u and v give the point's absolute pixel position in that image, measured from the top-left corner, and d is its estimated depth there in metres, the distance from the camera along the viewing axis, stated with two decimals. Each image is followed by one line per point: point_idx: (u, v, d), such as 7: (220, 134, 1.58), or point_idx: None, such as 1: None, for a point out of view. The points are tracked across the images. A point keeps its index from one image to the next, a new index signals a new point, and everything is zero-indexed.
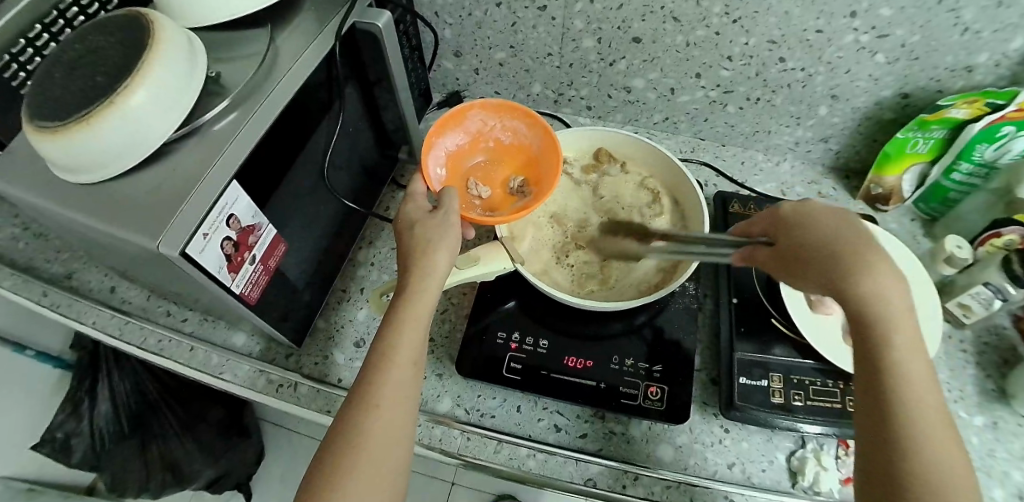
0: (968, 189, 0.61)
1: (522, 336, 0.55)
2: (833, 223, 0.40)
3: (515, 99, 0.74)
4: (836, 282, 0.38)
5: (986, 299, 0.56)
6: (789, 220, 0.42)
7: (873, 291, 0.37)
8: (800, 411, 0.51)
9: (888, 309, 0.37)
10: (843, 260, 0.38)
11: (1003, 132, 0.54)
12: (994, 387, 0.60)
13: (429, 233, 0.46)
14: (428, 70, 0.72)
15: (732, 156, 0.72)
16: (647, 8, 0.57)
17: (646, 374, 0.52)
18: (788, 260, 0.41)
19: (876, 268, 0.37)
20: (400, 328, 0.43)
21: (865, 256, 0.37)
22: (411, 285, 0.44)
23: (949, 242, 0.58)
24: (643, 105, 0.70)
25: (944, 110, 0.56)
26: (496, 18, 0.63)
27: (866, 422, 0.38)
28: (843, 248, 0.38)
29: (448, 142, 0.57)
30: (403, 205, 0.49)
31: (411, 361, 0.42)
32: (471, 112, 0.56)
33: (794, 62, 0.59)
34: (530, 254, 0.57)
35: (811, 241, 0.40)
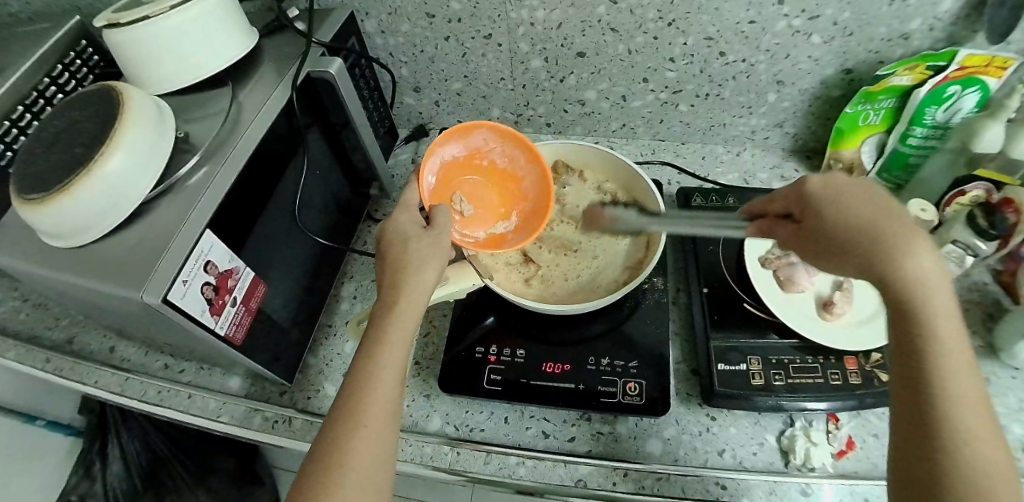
0: (926, 153, 0.63)
1: (500, 348, 0.56)
2: (856, 197, 0.39)
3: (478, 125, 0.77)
4: (873, 264, 0.36)
5: (957, 257, 0.58)
6: (812, 201, 0.41)
7: (909, 269, 0.35)
8: (781, 390, 0.52)
9: (921, 287, 0.35)
10: (876, 243, 0.37)
11: (950, 92, 0.56)
12: (981, 343, 0.61)
13: (418, 252, 0.46)
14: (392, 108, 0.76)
15: (692, 152, 0.74)
16: (585, 23, 0.60)
17: (624, 370, 0.53)
18: (817, 242, 0.40)
19: (914, 256, 0.36)
20: (383, 344, 0.43)
21: (898, 238, 0.36)
22: (395, 301, 0.45)
23: (914, 206, 0.59)
24: (598, 115, 0.72)
25: (888, 80, 0.58)
26: (447, 51, 0.66)
27: (903, 407, 0.35)
28: (881, 232, 0.37)
29: (447, 152, 0.57)
30: (387, 226, 0.49)
31: (396, 376, 0.42)
32: (477, 129, 0.57)
33: (734, 55, 0.61)
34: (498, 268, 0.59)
35: (834, 221, 0.39)
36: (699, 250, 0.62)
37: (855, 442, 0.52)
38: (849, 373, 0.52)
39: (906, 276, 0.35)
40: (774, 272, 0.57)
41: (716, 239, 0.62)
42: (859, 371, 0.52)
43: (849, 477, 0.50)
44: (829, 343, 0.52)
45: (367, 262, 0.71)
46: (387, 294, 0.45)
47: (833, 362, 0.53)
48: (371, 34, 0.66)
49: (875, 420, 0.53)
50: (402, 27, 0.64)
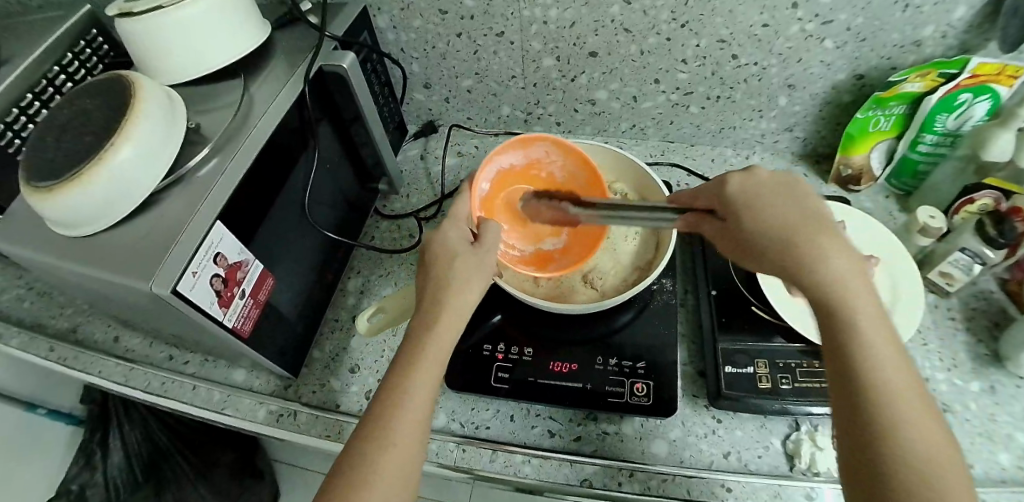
0: (936, 159, 0.64)
1: (508, 346, 0.56)
2: (771, 197, 0.40)
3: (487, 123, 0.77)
4: (792, 269, 0.38)
5: (965, 265, 0.58)
6: (731, 201, 0.42)
7: (826, 267, 0.36)
8: (788, 393, 0.52)
9: (841, 286, 0.36)
10: (792, 244, 0.38)
11: (961, 100, 0.56)
12: (987, 351, 0.61)
13: (462, 268, 0.46)
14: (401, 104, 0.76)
15: (702, 155, 0.74)
16: (599, 23, 0.60)
17: (631, 371, 0.53)
18: (740, 243, 0.41)
19: (828, 252, 0.37)
20: (421, 361, 0.41)
21: (813, 236, 0.38)
22: (435, 317, 0.44)
23: (922, 213, 0.60)
24: (609, 115, 0.72)
25: (899, 87, 0.57)
26: (459, 48, 0.66)
27: (839, 401, 0.35)
28: (792, 233, 0.38)
29: (505, 160, 0.59)
30: (440, 230, 0.49)
31: (428, 395, 0.41)
32: (539, 140, 0.58)
33: (746, 58, 0.61)
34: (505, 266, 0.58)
35: (756, 224, 0.40)
36: (707, 253, 0.62)
37: None
38: None
39: (825, 278, 0.36)
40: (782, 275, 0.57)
41: None
42: None
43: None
44: None
45: (374, 256, 0.71)
46: (428, 309, 0.44)
47: None
48: (384, 28, 0.66)
49: None
50: (415, 22, 0.64)
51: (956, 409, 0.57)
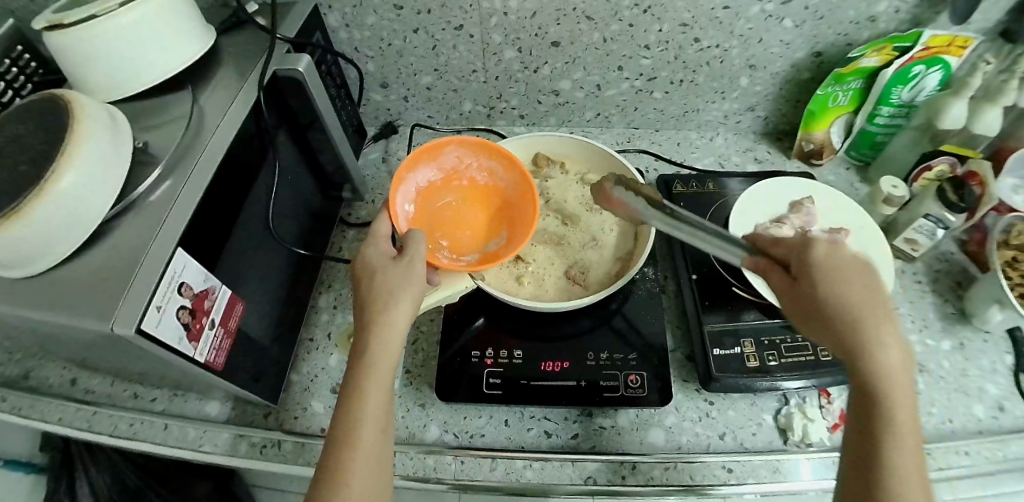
0: (892, 130, 0.66)
1: (496, 350, 0.53)
2: (851, 271, 0.38)
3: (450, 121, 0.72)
4: (849, 345, 0.36)
5: (929, 230, 0.60)
6: (809, 266, 0.39)
7: (881, 356, 0.35)
8: (776, 370, 0.53)
9: (894, 383, 0.35)
10: (853, 323, 0.36)
11: (914, 72, 0.59)
12: (954, 310, 0.65)
13: (384, 286, 0.44)
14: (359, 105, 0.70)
15: (667, 139, 0.72)
16: (560, 12, 0.57)
17: (623, 363, 0.51)
18: (804, 306, 0.39)
19: (884, 342, 0.36)
20: (364, 394, 0.40)
21: (876, 320, 0.36)
22: (365, 344, 0.42)
23: (885, 184, 0.62)
24: (573, 105, 0.69)
25: (857, 63, 0.58)
26: (417, 44, 0.62)
27: (853, 475, 0.36)
28: (858, 313, 0.36)
29: (420, 177, 0.56)
30: (365, 247, 0.47)
31: (380, 425, 0.41)
32: (447, 147, 0.56)
33: (709, 40, 0.60)
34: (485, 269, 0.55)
35: (834, 301, 0.37)
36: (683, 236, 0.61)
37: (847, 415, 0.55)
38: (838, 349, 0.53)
39: (875, 374, 0.35)
40: None
41: None
42: None
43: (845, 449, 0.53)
44: None
45: (345, 269, 0.68)
46: (357, 335, 0.43)
47: None
48: (335, 28, 0.61)
49: None
50: (368, 19, 0.60)
51: (929, 367, 0.62)
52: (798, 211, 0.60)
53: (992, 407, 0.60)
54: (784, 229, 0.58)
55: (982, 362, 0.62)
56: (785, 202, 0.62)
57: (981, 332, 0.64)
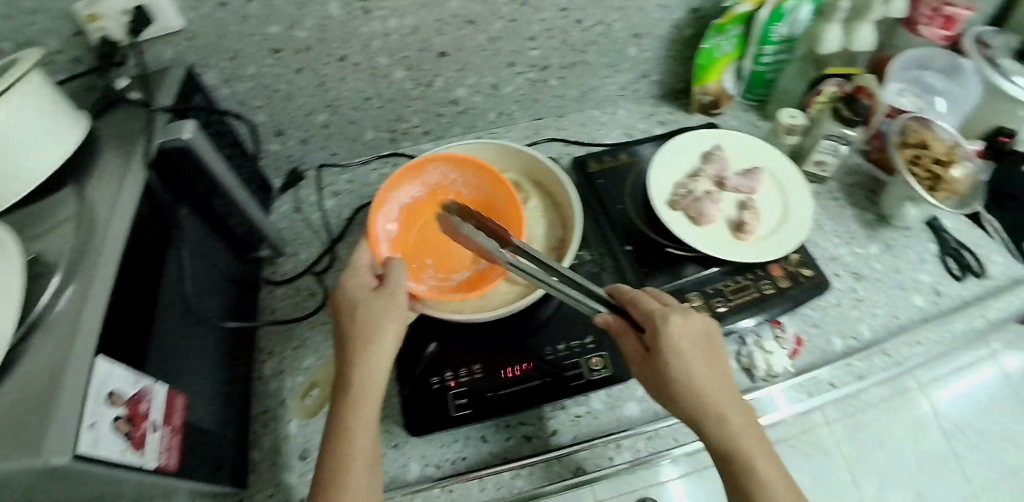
0: (778, 66, 0.69)
1: (455, 370, 0.52)
2: (686, 347, 0.43)
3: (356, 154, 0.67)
4: (692, 413, 0.42)
5: (831, 148, 0.64)
6: (652, 345, 0.43)
7: (719, 418, 0.42)
8: (729, 314, 0.55)
9: (735, 440, 0.41)
10: (695, 397, 0.42)
11: (786, 8, 0.62)
12: (875, 216, 0.68)
13: (367, 317, 0.45)
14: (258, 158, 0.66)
15: (571, 123, 0.71)
16: (440, 22, 0.57)
17: (582, 349, 0.52)
18: (654, 379, 0.44)
19: (720, 406, 0.42)
20: (352, 429, 0.42)
21: (712, 391, 0.42)
22: (352, 378, 0.43)
23: (784, 114, 0.65)
24: (476, 110, 0.67)
25: (734, 11, 0.61)
26: (302, 84, 0.60)
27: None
28: (697, 387, 0.42)
29: (405, 194, 0.57)
30: (345, 278, 0.48)
31: (367, 460, 0.42)
32: (430, 165, 0.57)
33: (590, 19, 0.61)
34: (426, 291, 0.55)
35: (690, 380, 0.42)
36: (609, 212, 0.60)
37: (800, 338, 0.60)
38: (776, 280, 0.58)
39: (728, 438, 0.41)
40: (683, 211, 0.59)
41: (621, 198, 0.61)
42: (783, 274, 0.59)
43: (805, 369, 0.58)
44: (765, 255, 0.57)
45: (281, 332, 0.64)
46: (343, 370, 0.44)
47: (761, 273, 0.58)
48: (213, 86, 0.58)
49: (808, 314, 0.62)
50: (246, 69, 0.57)
51: (864, 274, 0.64)
52: (709, 160, 0.63)
53: (929, 294, 0.64)
54: (702, 181, 0.61)
55: (908, 256, 0.66)
56: (695, 154, 0.64)
57: (902, 229, 0.67)
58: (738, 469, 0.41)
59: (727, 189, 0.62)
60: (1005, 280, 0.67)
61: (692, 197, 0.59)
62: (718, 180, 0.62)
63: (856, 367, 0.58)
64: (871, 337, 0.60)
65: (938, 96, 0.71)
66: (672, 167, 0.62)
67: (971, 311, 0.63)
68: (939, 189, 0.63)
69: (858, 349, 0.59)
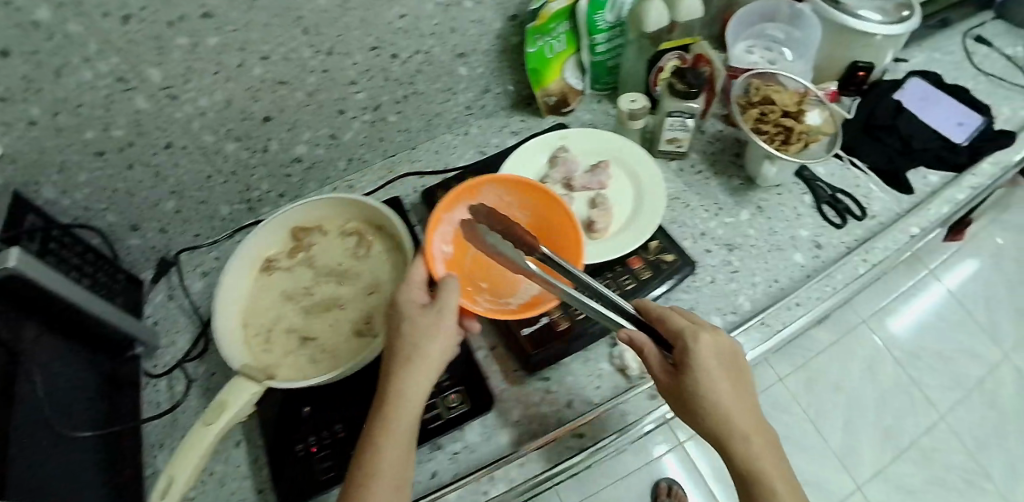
0: (616, 53, 0.70)
1: (318, 434, 0.51)
2: (719, 371, 0.43)
3: (220, 230, 0.68)
4: (722, 437, 0.42)
5: (679, 124, 0.63)
6: (691, 369, 0.43)
7: (744, 452, 0.42)
8: (586, 321, 0.54)
9: (762, 468, 0.41)
10: (728, 422, 0.42)
11: None
12: (742, 181, 0.67)
13: (423, 343, 0.43)
14: (119, 261, 0.63)
15: (425, 153, 0.71)
16: (252, 89, 0.56)
17: (439, 388, 0.51)
18: (679, 402, 0.44)
19: (751, 433, 0.42)
20: (388, 431, 0.41)
21: (745, 423, 0.42)
22: (383, 423, 0.41)
23: (625, 100, 0.64)
24: (322, 163, 0.68)
25: (548, 8, 0.61)
26: (139, 178, 0.58)
27: None
28: (729, 415, 0.42)
29: (456, 216, 0.52)
30: (399, 294, 0.46)
31: (397, 484, 0.40)
32: (485, 187, 0.53)
33: (406, 51, 0.61)
34: (275, 363, 0.53)
35: (716, 402, 0.42)
36: None
37: None
38: (637, 272, 0.57)
39: (748, 462, 0.42)
40: None
41: None
42: (644, 264, 0.57)
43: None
44: (620, 247, 0.57)
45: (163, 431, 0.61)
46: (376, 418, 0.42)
47: (620, 269, 0.57)
48: (49, 199, 0.54)
49: (683, 298, 0.59)
50: (81, 177, 0.54)
51: (737, 242, 0.63)
52: (555, 164, 0.62)
53: (809, 249, 0.62)
54: (547, 188, 0.61)
55: (782, 214, 0.65)
56: (542, 160, 0.63)
57: (774, 189, 0.66)
58: (759, 493, 0.41)
59: (575, 190, 0.61)
60: (891, 217, 0.65)
61: None
62: (565, 183, 0.62)
63: None
64: (751, 308, 0.59)
65: (785, 47, 0.70)
66: (517, 181, 0.62)
67: (852, 258, 0.60)
68: (791, 144, 0.61)
69: (738, 325, 0.57)
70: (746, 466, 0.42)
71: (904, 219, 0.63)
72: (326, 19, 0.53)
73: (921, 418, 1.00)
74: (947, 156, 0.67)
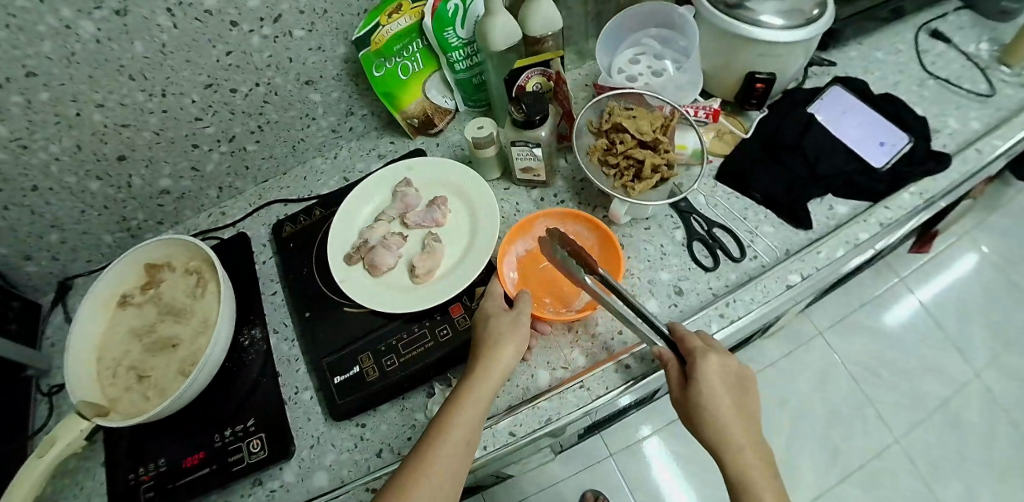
0: (480, 71, 0.64)
1: (146, 465, 0.55)
2: (724, 383, 0.45)
3: (107, 256, 0.72)
4: (719, 443, 0.43)
5: (529, 153, 0.58)
6: (702, 371, 0.45)
7: (744, 454, 0.43)
8: (395, 372, 0.53)
9: (757, 475, 0.42)
10: (728, 425, 0.43)
11: (450, 10, 0.59)
12: (604, 216, 0.60)
13: (499, 330, 0.48)
14: (13, 287, 0.68)
15: (295, 179, 0.71)
16: (97, 134, 0.57)
17: (247, 431, 0.54)
18: (691, 414, 0.46)
19: (744, 439, 0.43)
20: (461, 408, 0.44)
21: (742, 421, 0.44)
22: (472, 373, 0.46)
23: (472, 126, 0.60)
24: (193, 192, 0.69)
25: (385, 28, 0.58)
26: (19, 217, 0.61)
27: None
28: (725, 413, 0.44)
29: (519, 248, 0.57)
30: (484, 301, 0.52)
31: (459, 455, 0.42)
32: (538, 221, 0.58)
33: (245, 85, 0.59)
34: (116, 399, 0.56)
35: (716, 416, 0.44)
36: (292, 278, 0.60)
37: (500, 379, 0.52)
38: (457, 323, 0.54)
39: (743, 473, 0.42)
40: (361, 263, 0.57)
41: (307, 261, 0.60)
42: (464, 313, 0.54)
43: (489, 420, 0.50)
44: (443, 292, 0.54)
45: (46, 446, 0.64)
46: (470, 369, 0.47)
47: (438, 319, 0.54)
48: None
49: None
50: None
51: None
52: (396, 199, 0.60)
53: (666, 296, 0.56)
54: (379, 227, 0.58)
55: (645, 253, 0.58)
56: (384, 195, 0.61)
57: (642, 221, 0.60)
58: None
59: (412, 228, 0.59)
60: (773, 260, 0.57)
61: (366, 247, 0.56)
62: (402, 219, 0.59)
63: (543, 409, 0.50)
64: (585, 363, 0.53)
65: (668, 60, 0.64)
66: (354, 218, 0.60)
67: (707, 312, 0.54)
68: (645, 178, 0.55)
69: (560, 383, 0.52)
70: (738, 474, 0.42)
71: (782, 263, 0.56)
72: (149, 63, 0.53)
73: (874, 439, 0.95)
74: (860, 181, 0.59)
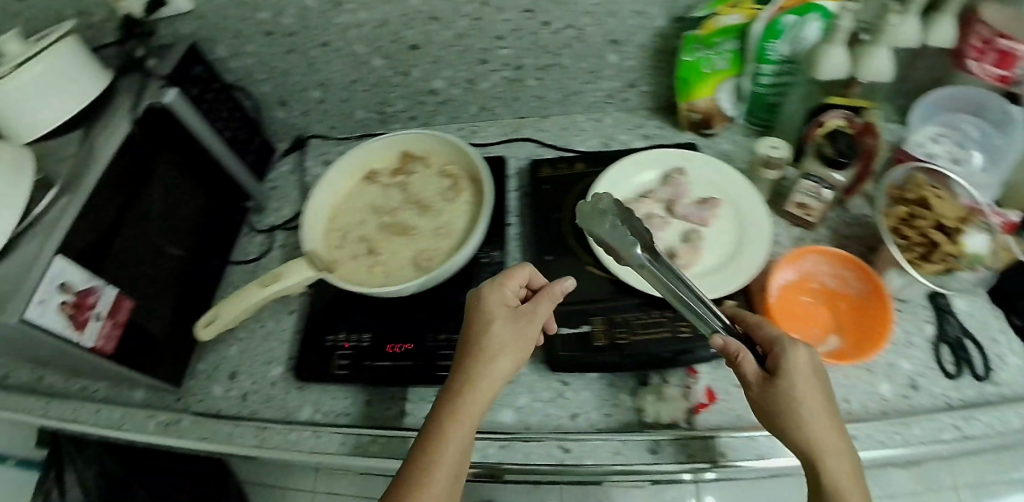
0: (784, 89, 0.62)
1: (349, 333, 0.57)
2: (815, 387, 0.39)
3: (348, 128, 0.76)
4: (815, 447, 0.38)
5: (813, 191, 0.56)
6: (794, 371, 0.39)
7: (841, 465, 0.37)
8: (627, 347, 0.51)
9: (849, 494, 0.37)
10: (819, 436, 0.38)
11: (785, 23, 0.55)
12: None
13: (500, 338, 0.42)
14: (263, 123, 0.74)
15: (553, 125, 0.72)
16: (407, 17, 0.58)
17: (459, 344, 0.54)
18: (767, 403, 0.40)
19: (838, 452, 0.38)
20: (448, 431, 0.40)
21: (839, 432, 0.38)
22: (472, 378, 0.41)
23: (765, 144, 0.57)
24: (455, 102, 0.71)
25: (716, 21, 0.56)
26: (295, 64, 0.65)
27: None
28: (813, 428, 0.38)
29: (782, 277, 0.57)
30: (482, 295, 0.45)
31: (452, 475, 0.39)
32: (809, 254, 0.56)
33: (558, 22, 0.59)
34: (342, 264, 0.57)
35: (814, 421, 0.38)
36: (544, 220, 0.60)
37: (715, 393, 0.53)
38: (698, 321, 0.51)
39: (836, 486, 0.37)
40: None
41: (560, 208, 0.61)
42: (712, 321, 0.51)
43: (703, 430, 0.50)
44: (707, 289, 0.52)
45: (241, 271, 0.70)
46: (471, 364, 0.42)
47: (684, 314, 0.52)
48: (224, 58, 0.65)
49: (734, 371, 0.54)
50: (247, 47, 0.63)
51: None
52: (666, 183, 0.59)
53: (899, 385, 0.54)
54: (646, 203, 0.58)
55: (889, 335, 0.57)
56: (654, 174, 0.60)
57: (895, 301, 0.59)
58: None
59: (675, 216, 0.58)
60: None
61: None
62: (667, 204, 0.58)
63: (760, 444, 0.48)
64: None
65: (976, 150, 0.60)
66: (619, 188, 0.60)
67: (941, 417, 0.50)
68: (928, 262, 0.52)
69: None
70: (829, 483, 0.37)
71: None
72: None
73: None
74: None
